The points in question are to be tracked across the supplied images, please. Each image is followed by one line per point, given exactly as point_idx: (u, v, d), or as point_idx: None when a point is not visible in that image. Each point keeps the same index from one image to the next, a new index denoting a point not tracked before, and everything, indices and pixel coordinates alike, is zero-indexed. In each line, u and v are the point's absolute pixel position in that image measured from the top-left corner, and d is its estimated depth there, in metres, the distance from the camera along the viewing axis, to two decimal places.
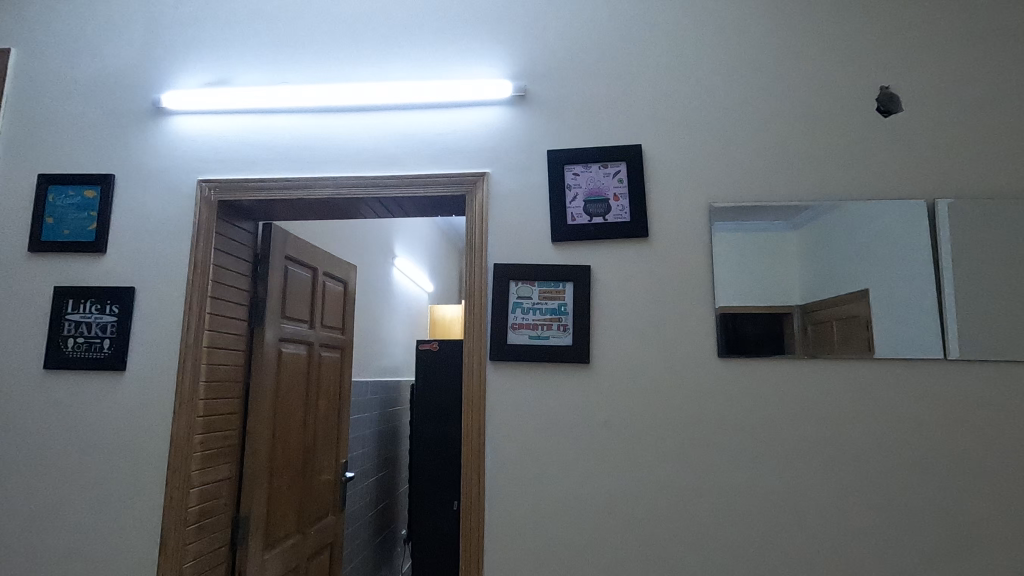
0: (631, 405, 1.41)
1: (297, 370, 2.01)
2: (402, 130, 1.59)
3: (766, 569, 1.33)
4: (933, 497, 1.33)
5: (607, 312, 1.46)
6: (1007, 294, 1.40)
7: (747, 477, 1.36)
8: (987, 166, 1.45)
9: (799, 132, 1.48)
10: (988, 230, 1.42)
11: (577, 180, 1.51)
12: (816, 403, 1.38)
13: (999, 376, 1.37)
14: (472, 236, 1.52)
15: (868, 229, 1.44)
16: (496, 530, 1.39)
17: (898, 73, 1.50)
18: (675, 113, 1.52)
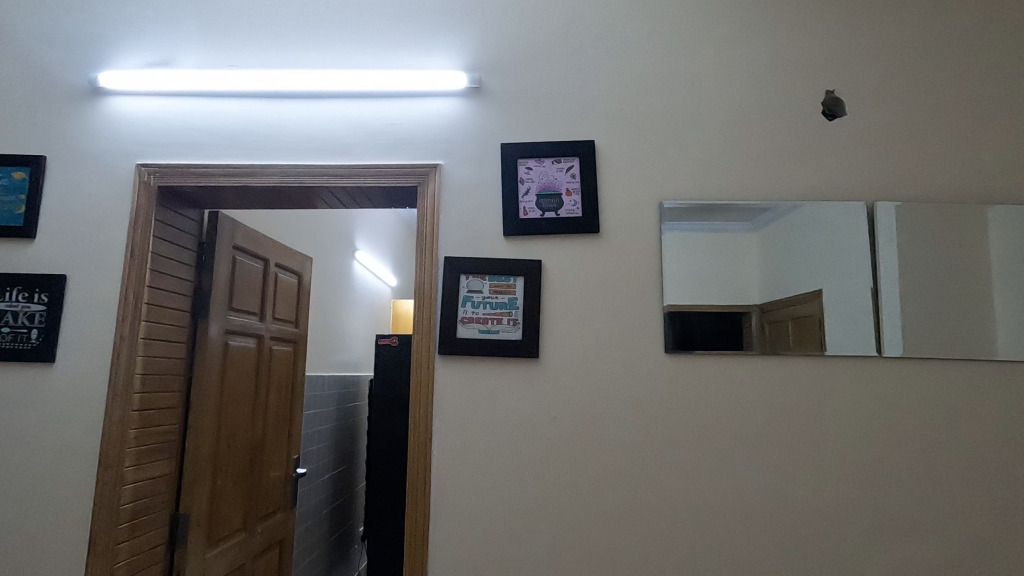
0: (579, 401, 1.41)
1: (245, 364, 1.96)
2: (354, 119, 1.56)
3: (708, 560, 1.35)
4: (868, 492, 1.38)
5: (558, 307, 1.46)
6: (939, 294, 1.45)
7: (692, 471, 1.38)
8: (923, 171, 1.50)
9: (748, 132, 1.51)
10: (924, 232, 1.47)
11: (530, 174, 1.51)
12: (758, 398, 1.41)
13: (931, 373, 1.43)
14: (424, 228, 1.49)
15: (811, 229, 1.48)
16: (442, 524, 1.38)
17: (843, 78, 1.54)
18: (628, 110, 1.53)
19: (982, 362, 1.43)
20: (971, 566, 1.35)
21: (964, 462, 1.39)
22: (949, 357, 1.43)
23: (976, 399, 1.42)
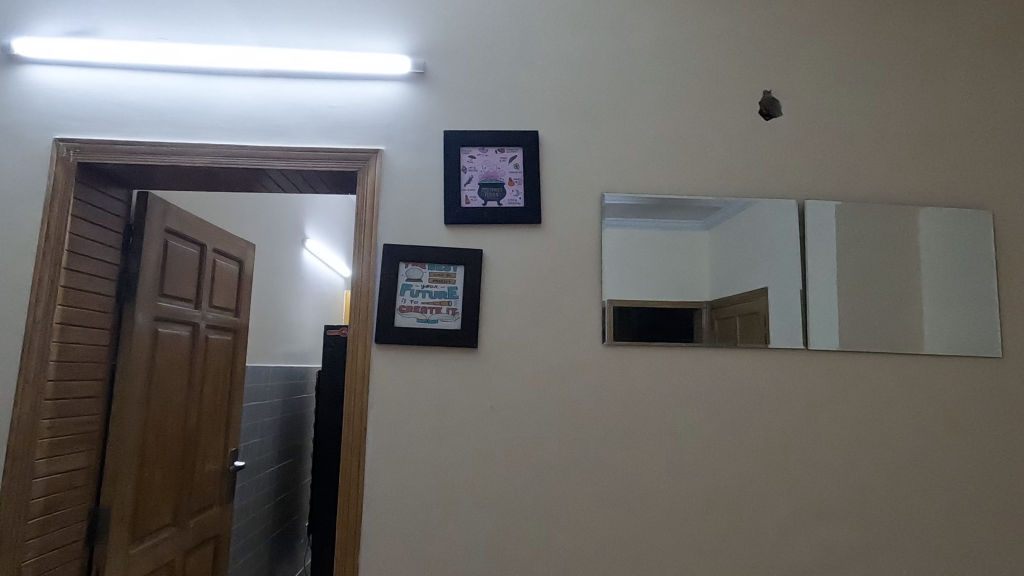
0: (517, 392, 1.41)
1: (178, 353, 1.88)
2: (292, 100, 1.51)
3: (638, 547, 1.37)
4: (793, 480, 1.42)
5: (498, 297, 1.45)
6: (864, 290, 1.51)
7: (627, 459, 1.40)
8: (853, 171, 1.56)
9: (689, 128, 1.53)
10: (851, 231, 1.52)
11: (473, 162, 1.49)
12: (692, 390, 1.44)
13: (855, 366, 1.48)
14: (363, 214, 1.46)
15: (746, 226, 1.51)
16: (375, 515, 1.36)
17: (781, 78, 1.57)
18: (573, 102, 1.53)
19: (902, 356, 1.50)
20: (886, 550, 1.41)
21: (883, 450, 1.45)
22: (872, 351, 1.49)
23: (896, 391, 1.48)
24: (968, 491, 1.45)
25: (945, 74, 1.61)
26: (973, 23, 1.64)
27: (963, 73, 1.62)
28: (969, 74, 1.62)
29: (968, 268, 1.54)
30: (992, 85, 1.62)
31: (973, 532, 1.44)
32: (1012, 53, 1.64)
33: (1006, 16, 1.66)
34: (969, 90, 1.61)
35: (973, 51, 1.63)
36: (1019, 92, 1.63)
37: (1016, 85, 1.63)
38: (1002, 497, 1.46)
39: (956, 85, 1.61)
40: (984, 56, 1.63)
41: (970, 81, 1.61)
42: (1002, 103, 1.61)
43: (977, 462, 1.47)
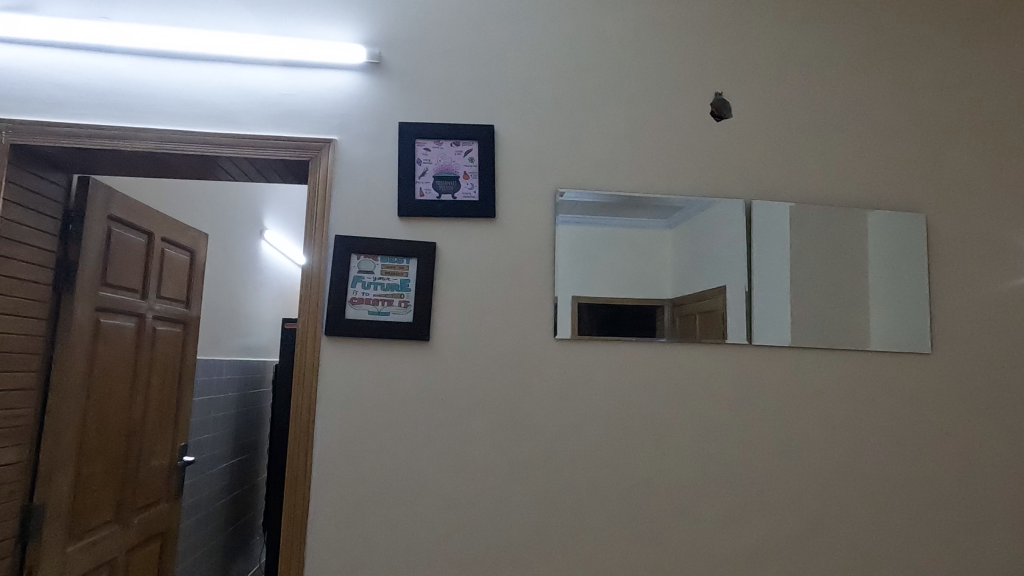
0: (468, 385, 1.42)
1: (121, 344, 1.81)
2: (243, 86, 1.47)
3: (585, 537, 1.40)
4: (736, 471, 1.46)
5: (451, 291, 1.45)
6: (806, 288, 1.57)
7: (576, 451, 1.42)
8: (801, 172, 1.60)
9: (643, 127, 1.56)
10: (797, 231, 1.57)
11: (428, 155, 1.49)
12: (641, 384, 1.46)
13: (798, 361, 1.53)
14: (314, 204, 1.45)
15: (697, 225, 1.55)
16: (322, 507, 1.35)
17: (733, 81, 1.61)
18: (529, 98, 1.54)
19: (841, 352, 1.56)
20: (824, 539, 1.46)
21: (821, 442, 1.51)
22: (814, 347, 1.54)
23: (834, 386, 1.54)
24: (899, 481, 1.53)
25: (886, 81, 1.68)
26: (913, 33, 1.71)
27: (902, 82, 1.68)
28: (908, 83, 1.69)
29: (904, 268, 1.61)
30: (929, 93, 1.69)
31: (902, 520, 1.51)
32: (949, 63, 1.71)
33: (944, 27, 1.73)
34: (908, 97, 1.68)
35: (912, 60, 1.70)
36: (955, 102, 1.70)
37: (952, 94, 1.70)
38: (929, 487, 1.53)
39: (897, 92, 1.68)
40: (923, 64, 1.70)
41: (909, 88, 1.69)
42: (938, 112, 1.69)
43: (907, 454, 1.54)
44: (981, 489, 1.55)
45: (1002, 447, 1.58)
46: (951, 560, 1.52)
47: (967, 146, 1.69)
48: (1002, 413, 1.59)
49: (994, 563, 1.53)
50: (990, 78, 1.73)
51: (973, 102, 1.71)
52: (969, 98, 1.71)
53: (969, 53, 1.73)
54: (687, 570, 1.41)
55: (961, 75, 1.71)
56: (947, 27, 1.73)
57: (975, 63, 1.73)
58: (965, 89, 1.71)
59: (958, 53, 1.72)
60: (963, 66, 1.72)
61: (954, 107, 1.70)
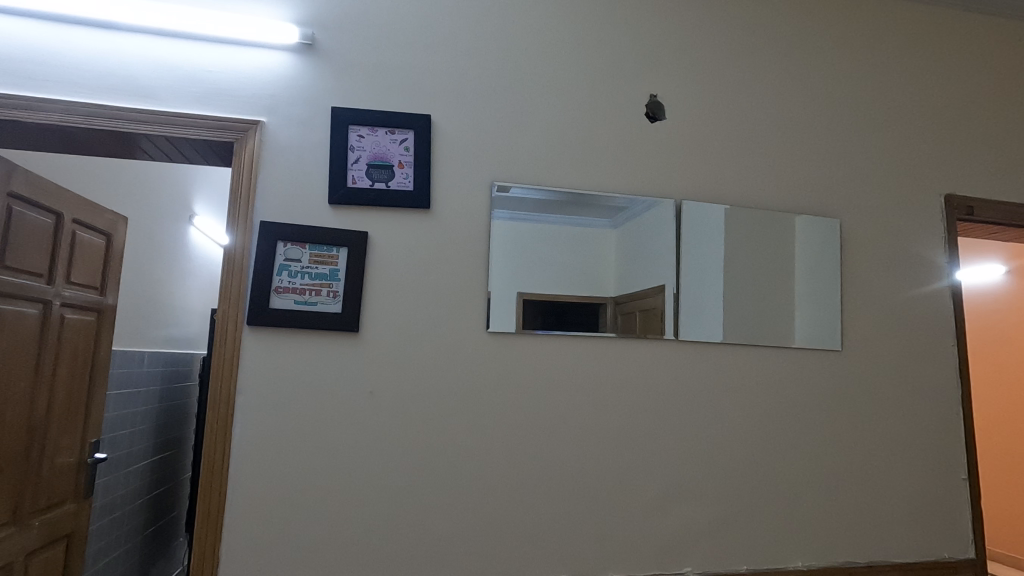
0: (398, 378, 1.40)
1: (22, 332, 1.68)
2: (163, 60, 1.39)
3: (512, 529, 1.40)
4: (662, 462, 1.50)
5: (382, 282, 1.42)
6: (733, 286, 1.62)
7: (506, 444, 1.42)
8: (730, 175, 1.66)
9: (580, 124, 1.58)
10: (725, 232, 1.63)
11: (361, 142, 1.45)
12: (572, 378, 1.48)
13: (724, 357, 1.58)
14: (238, 188, 1.39)
15: (632, 223, 1.57)
16: (240, 502, 1.30)
17: (667, 84, 1.65)
18: (467, 89, 1.53)
19: (765, 348, 1.61)
20: (742, 527, 1.52)
21: (745, 433, 1.56)
22: (739, 343, 1.59)
23: (759, 381, 1.59)
24: (818, 473, 1.59)
25: (815, 89, 1.74)
26: (841, 41, 1.78)
27: (829, 89, 1.75)
28: (836, 91, 1.76)
29: (827, 269, 1.68)
30: (854, 101, 1.77)
31: (820, 511, 1.57)
32: (873, 72, 1.79)
33: (870, 36, 1.80)
34: (835, 104, 1.75)
35: (839, 69, 1.77)
36: (879, 111, 1.78)
37: (875, 104, 1.78)
38: (846, 478, 1.60)
39: (824, 99, 1.74)
40: (849, 73, 1.77)
41: (836, 95, 1.75)
42: (863, 120, 1.77)
43: (825, 447, 1.60)
44: (892, 479, 1.63)
45: (912, 439, 1.67)
46: (865, 547, 1.59)
47: (888, 154, 1.78)
48: (913, 407, 1.68)
49: (902, 549, 1.61)
50: (910, 89, 1.81)
51: (895, 112, 1.79)
52: (890, 108, 1.79)
53: (892, 63, 1.81)
54: (613, 561, 1.44)
55: (883, 85, 1.79)
56: (873, 38, 1.80)
57: (896, 73, 1.81)
58: (888, 98, 1.79)
59: (881, 63, 1.80)
60: (886, 76, 1.80)
61: (876, 116, 1.78)
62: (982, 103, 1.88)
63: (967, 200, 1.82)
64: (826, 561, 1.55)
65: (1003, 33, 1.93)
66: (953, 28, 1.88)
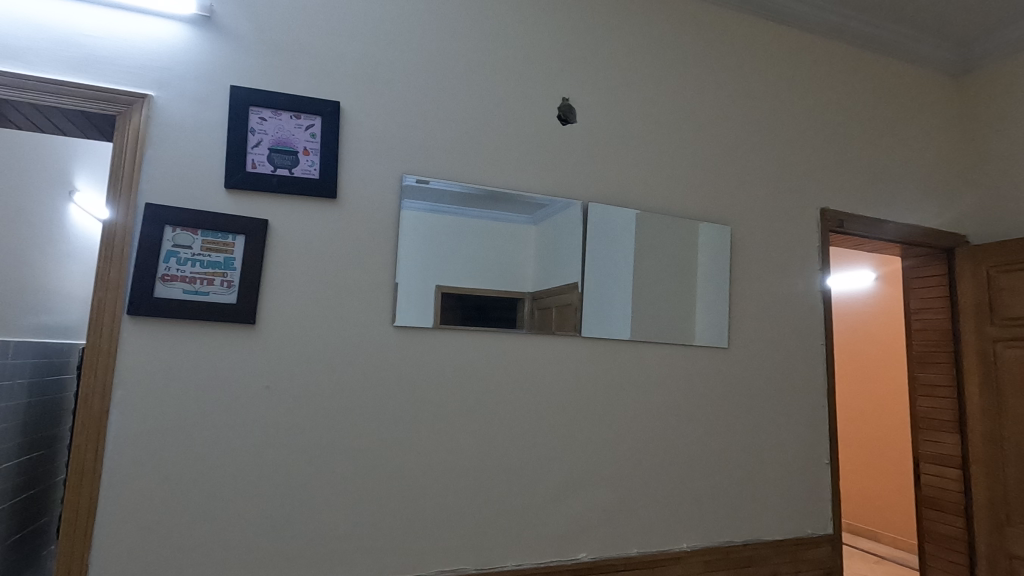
0: (296, 372, 1.35)
1: None
2: (33, 18, 1.25)
3: (412, 524, 1.40)
4: (562, 454, 1.55)
5: (282, 273, 1.37)
6: (634, 286, 1.71)
7: (409, 437, 1.42)
8: (634, 179, 1.74)
9: (493, 122, 1.60)
10: (629, 234, 1.71)
11: (263, 125, 1.38)
12: (478, 372, 1.50)
13: (623, 353, 1.66)
14: (121, 166, 1.28)
15: (542, 222, 1.61)
16: (114, 504, 1.21)
17: (579, 89, 1.70)
18: (380, 77, 1.50)
19: (661, 345, 1.71)
20: (634, 513, 1.61)
21: (640, 425, 1.65)
22: (638, 340, 1.68)
23: (654, 376, 1.69)
24: (703, 461, 1.71)
25: (713, 103, 1.87)
26: (738, 61, 1.92)
27: (725, 104, 1.88)
28: (732, 108, 1.89)
29: (718, 272, 1.81)
30: (748, 117, 1.91)
31: (704, 497, 1.70)
32: (765, 92, 1.95)
33: (763, 58, 1.96)
34: (731, 119, 1.89)
35: (735, 87, 1.91)
36: (768, 128, 1.94)
37: (765, 121, 1.94)
38: (728, 465, 1.74)
39: (722, 113, 1.88)
40: (744, 91, 1.92)
41: (732, 111, 1.89)
42: (755, 136, 1.92)
43: (711, 437, 1.73)
44: (767, 465, 1.80)
45: (785, 429, 1.84)
46: (740, 527, 1.74)
47: (775, 168, 1.94)
48: (788, 400, 1.86)
49: (773, 528, 1.78)
50: (797, 110, 1.99)
51: (782, 130, 1.96)
52: (779, 127, 1.96)
53: (781, 84, 1.97)
54: (512, 551, 1.48)
55: (773, 104, 1.96)
56: (766, 61, 1.96)
57: (785, 95, 1.98)
58: (777, 117, 1.96)
59: (771, 84, 1.96)
60: (775, 96, 1.96)
61: (766, 132, 1.93)
62: (856, 128, 2.09)
63: (839, 214, 2.02)
64: (707, 541, 1.69)
65: (874, 66, 2.16)
66: (834, 58, 2.08)
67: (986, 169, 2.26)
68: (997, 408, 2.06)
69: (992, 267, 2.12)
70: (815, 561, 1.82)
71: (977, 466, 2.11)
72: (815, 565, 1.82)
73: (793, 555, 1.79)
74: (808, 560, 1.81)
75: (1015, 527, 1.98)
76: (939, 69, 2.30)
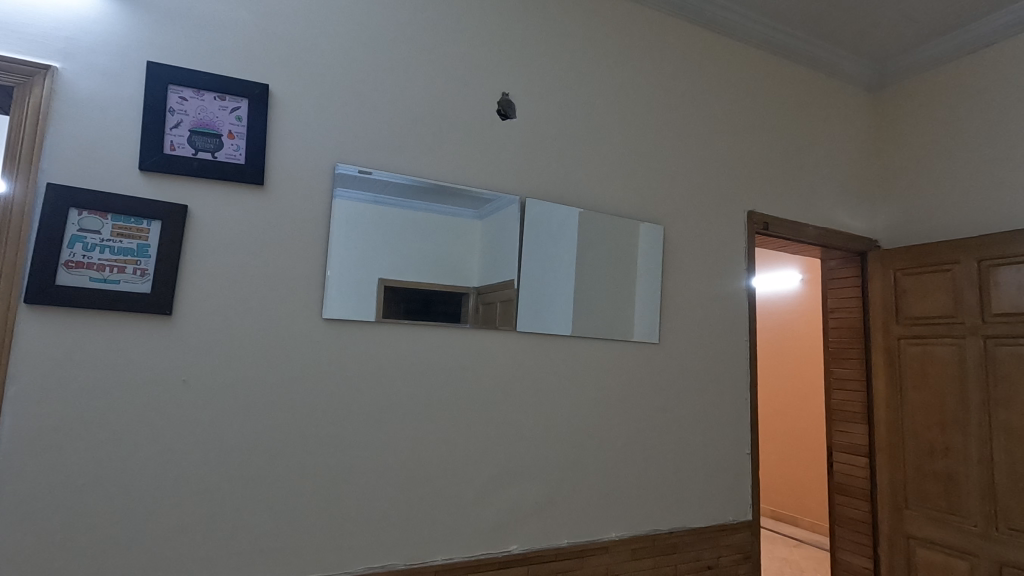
0: (217, 366, 1.29)
1: None
2: None
3: (338, 521, 1.37)
4: (494, 448, 1.56)
5: (202, 261, 1.30)
6: (570, 282, 1.73)
7: (337, 433, 1.39)
8: (572, 176, 1.77)
9: (431, 113, 1.58)
10: (566, 230, 1.73)
11: (184, 105, 1.31)
12: (412, 366, 1.48)
13: (557, 347, 1.68)
14: (19, 142, 1.19)
15: (479, 216, 1.61)
16: (5, 509, 1.12)
17: (519, 84, 1.71)
18: (312, 62, 1.45)
19: (595, 340, 1.75)
20: (564, 504, 1.65)
21: (573, 418, 1.68)
22: (572, 335, 1.71)
23: (587, 370, 1.72)
24: (633, 453, 1.77)
25: (648, 105, 1.92)
26: (672, 65, 1.98)
27: (659, 106, 1.94)
28: (667, 110, 1.96)
29: (650, 270, 1.87)
30: (681, 120, 1.98)
31: (632, 487, 1.76)
32: (697, 97, 2.02)
33: (697, 64, 2.03)
34: (666, 122, 1.95)
35: (669, 89, 1.97)
36: (700, 132, 2.02)
37: (697, 125, 2.01)
38: (656, 456, 1.81)
39: (658, 115, 1.94)
40: (679, 95, 1.99)
41: (667, 114, 1.96)
42: (687, 138, 1.99)
43: (641, 429, 1.79)
44: (692, 456, 1.88)
45: (710, 421, 1.92)
46: (667, 515, 1.81)
47: (706, 170, 2.02)
48: (713, 393, 1.94)
49: (697, 516, 1.86)
50: (727, 114, 2.08)
51: (714, 134, 2.04)
52: (710, 130, 2.04)
53: (712, 90, 2.06)
54: (443, 545, 1.48)
55: (704, 109, 2.03)
56: (699, 66, 2.04)
57: (716, 100, 2.06)
58: (708, 120, 2.04)
59: (703, 89, 2.04)
60: (707, 101, 2.04)
61: (698, 135, 2.01)
62: (781, 134, 2.20)
63: (765, 217, 2.13)
64: (634, 530, 1.74)
65: (799, 77, 2.29)
66: (763, 68, 2.19)
67: (896, 180, 2.44)
68: (899, 400, 2.23)
69: (898, 270, 2.29)
70: (735, 546, 1.92)
71: (881, 454, 2.28)
72: (735, 549, 1.92)
73: (714, 541, 1.88)
74: (729, 545, 1.91)
75: (911, 509, 2.16)
76: (857, 84, 2.46)
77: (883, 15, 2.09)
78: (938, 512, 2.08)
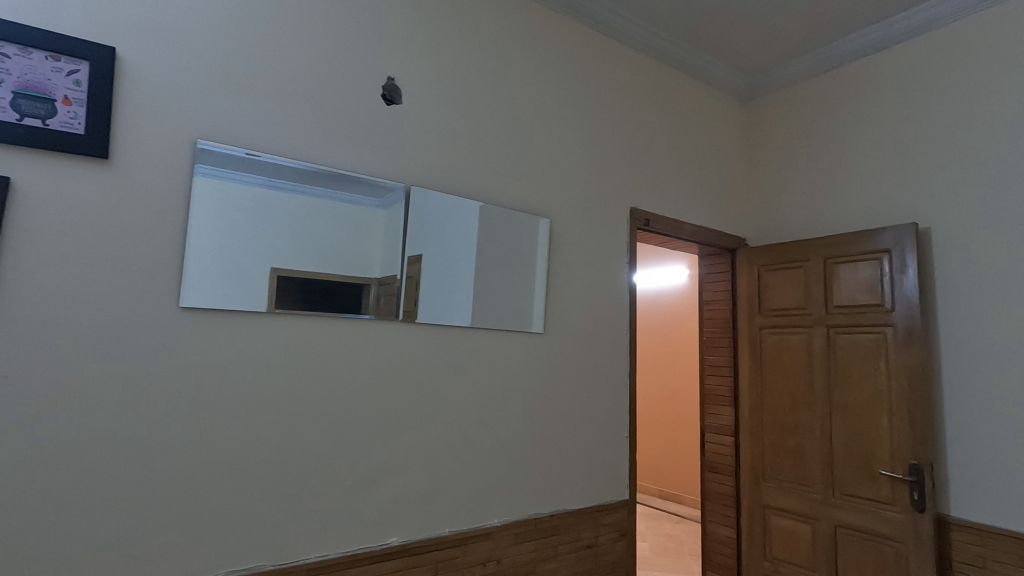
0: (48, 359, 1.16)
1: None
2: None
3: (198, 523, 1.28)
4: (373, 439, 1.53)
5: (29, 241, 1.15)
6: (457, 272, 1.72)
7: (196, 430, 1.29)
8: (459, 166, 1.77)
9: (309, 91, 1.50)
10: (453, 219, 1.72)
11: (6, 63, 1.15)
12: (283, 357, 1.41)
13: (441, 336, 1.68)
14: None
15: (359, 201, 1.55)
16: None
17: (406, 69, 1.68)
18: (170, 26, 1.33)
19: (480, 329, 1.76)
20: (447, 493, 1.65)
21: (456, 407, 1.69)
22: (457, 325, 1.71)
23: (471, 359, 1.74)
24: (516, 439, 1.81)
25: (536, 99, 1.97)
26: (561, 63, 2.05)
27: (547, 102, 2.00)
28: (555, 105, 2.02)
29: (536, 261, 1.91)
30: (568, 116, 2.05)
31: (515, 473, 1.80)
32: (584, 95, 2.11)
33: (584, 63, 2.12)
34: (556, 117, 2.02)
35: (558, 86, 2.03)
36: (586, 128, 2.10)
37: (583, 122, 2.09)
38: (539, 442, 1.86)
39: (547, 110, 1.99)
40: (567, 92, 2.06)
41: (556, 109, 2.02)
42: (574, 134, 2.06)
43: (524, 416, 1.84)
44: (574, 440, 1.96)
45: (591, 407, 2.02)
46: (549, 498, 1.87)
47: (592, 166, 2.10)
48: (594, 380, 2.04)
49: (578, 497, 1.95)
50: (613, 113, 2.18)
51: (599, 131, 2.14)
52: (596, 127, 2.13)
53: (599, 89, 2.15)
54: (317, 542, 1.42)
55: (591, 107, 2.12)
56: (586, 65, 2.12)
57: (602, 99, 2.16)
58: (594, 118, 2.12)
59: (590, 88, 2.13)
60: (593, 99, 2.13)
61: (584, 132, 2.09)
62: (662, 135, 2.35)
63: (646, 214, 2.26)
64: (516, 515, 1.79)
65: (679, 82, 2.45)
66: (646, 72, 2.32)
67: (762, 184, 2.68)
68: (761, 384, 2.46)
69: (761, 266, 2.52)
70: (613, 524, 2.02)
71: (744, 432, 2.50)
72: (613, 528, 2.02)
73: (594, 520, 1.97)
74: (607, 524, 2.01)
75: (768, 482, 2.39)
76: (730, 93, 2.68)
77: (748, 31, 2.28)
78: (789, 483, 2.32)
